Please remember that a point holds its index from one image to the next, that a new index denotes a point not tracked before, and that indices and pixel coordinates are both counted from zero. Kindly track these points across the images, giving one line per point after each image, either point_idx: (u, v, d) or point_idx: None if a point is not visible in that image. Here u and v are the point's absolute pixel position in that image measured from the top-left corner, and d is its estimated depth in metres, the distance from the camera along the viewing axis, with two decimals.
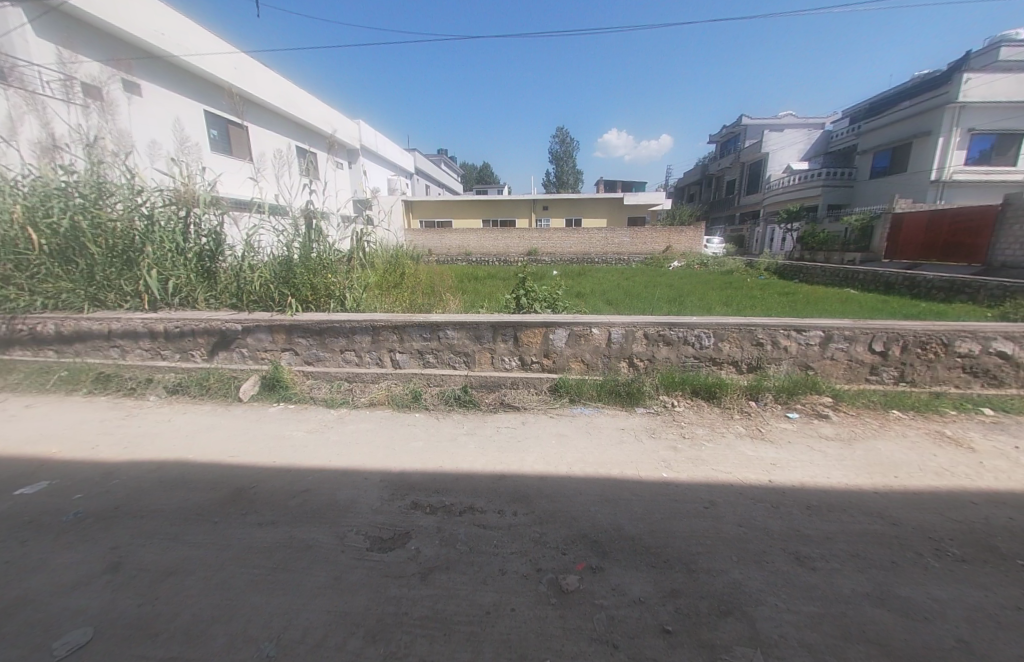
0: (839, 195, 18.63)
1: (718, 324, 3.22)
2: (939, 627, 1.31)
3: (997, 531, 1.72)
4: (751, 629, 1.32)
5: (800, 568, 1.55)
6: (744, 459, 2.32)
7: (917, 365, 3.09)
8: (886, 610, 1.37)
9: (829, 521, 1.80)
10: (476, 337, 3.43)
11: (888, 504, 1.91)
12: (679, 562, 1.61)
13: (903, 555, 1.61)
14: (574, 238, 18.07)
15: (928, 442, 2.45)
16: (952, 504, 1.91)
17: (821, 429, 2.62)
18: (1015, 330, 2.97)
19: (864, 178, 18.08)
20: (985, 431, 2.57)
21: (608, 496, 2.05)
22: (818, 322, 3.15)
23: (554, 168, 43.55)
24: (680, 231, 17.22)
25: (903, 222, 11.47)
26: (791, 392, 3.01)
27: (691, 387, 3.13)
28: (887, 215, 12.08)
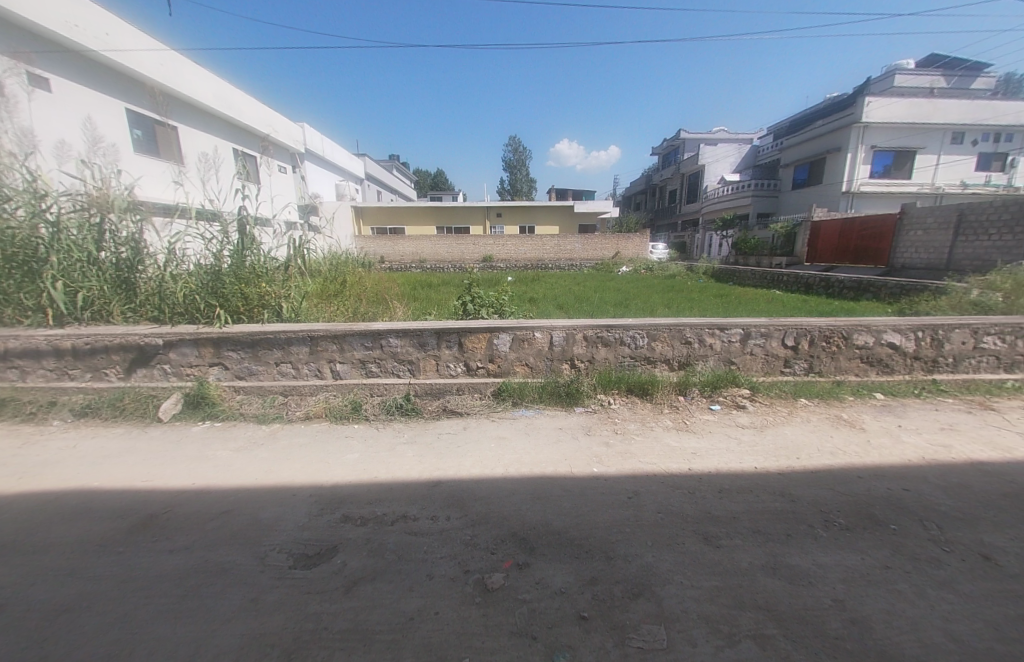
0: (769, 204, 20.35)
1: (649, 325, 3.41)
2: (819, 589, 1.46)
3: (876, 501, 1.95)
4: (659, 607, 1.41)
5: (707, 547, 1.67)
6: (668, 450, 2.46)
7: (823, 357, 3.43)
8: (776, 578, 1.51)
9: (737, 502, 1.95)
10: (419, 344, 3.40)
11: (790, 483, 2.11)
12: (600, 550, 1.69)
13: (796, 527, 1.78)
14: (528, 245, 18.43)
15: (827, 425, 2.73)
16: (843, 479, 2.13)
17: (739, 419, 2.84)
18: (901, 323, 3.36)
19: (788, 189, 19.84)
20: (875, 413, 2.90)
21: (539, 494, 2.11)
22: (738, 321, 3.42)
23: (510, 176, 44.19)
24: (627, 237, 18.05)
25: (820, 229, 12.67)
26: (714, 386, 3.25)
27: (626, 385, 3.30)
28: (807, 223, 13.33)
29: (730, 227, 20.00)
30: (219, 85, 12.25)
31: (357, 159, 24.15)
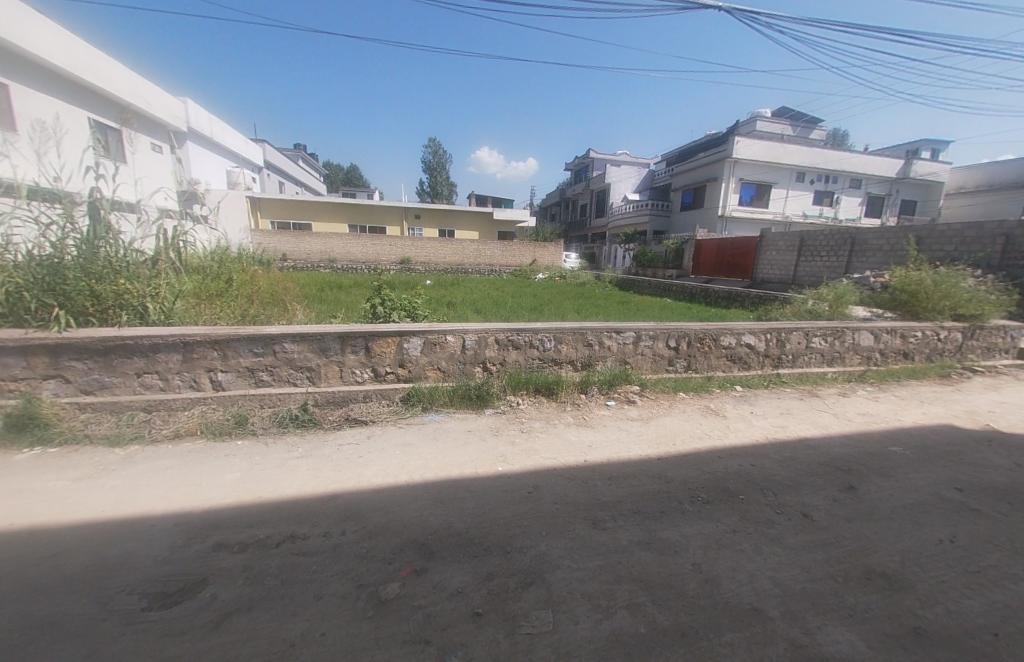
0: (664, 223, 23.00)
1: (556, 328, 3.62)
2: (683, 556, 1.68)
3: (731, 476, 2.31)
4: (548, 592, 1.50)
5: (595, 530, 1.82)
6: (568, 445, 2.64)
7: (699, 356, 3.97)
8: (650, 551, 1.70)
9: (622, 487, 2.17)
10: (320, 349, 3.16)
11: (666, 466, 2.40)
12: (497, 546, 1.74)
13: (669, 505, 2.03)
14: (447, 248, 18.28)
15: (699, 414, 3.17)
16: (708, 460, 2.49)
17: (629, 413, 3.16)
18: (755, 327, 4.03)
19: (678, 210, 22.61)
20: (734, 402, 3.45)
21: (442, 497, 2.10)
22: (631, 325, 3.80)
23: (430, 179, 43.52)
24: (544, 246, 18.93)
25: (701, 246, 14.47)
26: (610, 383, 3.57)
27: (534, 386, 3.46)
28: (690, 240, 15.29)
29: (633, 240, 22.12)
30: (67, 42, 10.13)
31: (254, 145, 21.70)
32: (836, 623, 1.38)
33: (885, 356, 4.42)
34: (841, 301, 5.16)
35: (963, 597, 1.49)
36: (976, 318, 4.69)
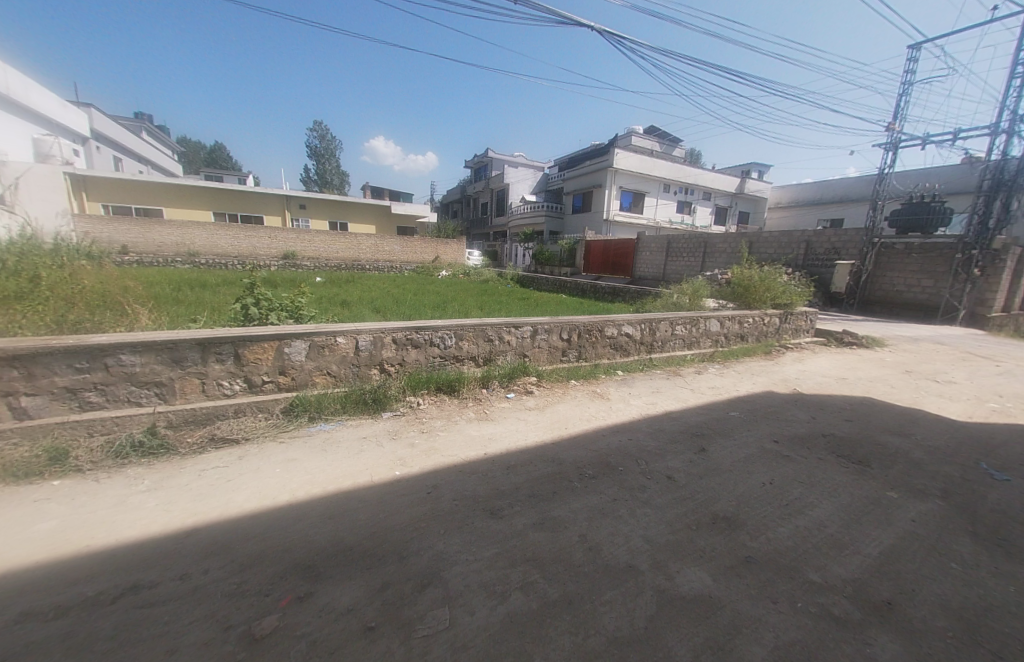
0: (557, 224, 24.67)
1: (456, 325, 3.60)
2: (571, 530, 1.83)
3: (613, 451, 2.59)
4: (445, 590, 1.49)
5: (492, 520, 1.88)
6: (468, 440, 2.67)
7: (588, 346, 4.34)
8: (543, 530, 1.81)
9: (519, 475, 2.27)
10: (172, 360, 2.65)
11: (559, 449, 2.58)
12: (393, 553, 1.68)
13: (560, 485, 2.18)
14: (340, 243, 16.92)
15: (588, 399, 3.48)
16: (594, 439, 2.75)
17: (526, 403, 3.31)
18: (633, 318, 4.56)
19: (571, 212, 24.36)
20: (617, 385, 3.86)
21: (331, 513, 1.94)
22: (528, 320, 3.98)
23: (317, 166, 39.64)
24: (445, 243, 18.83)
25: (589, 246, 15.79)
26: (509, 376, 3.70)
27: (435, 385, 3.40)
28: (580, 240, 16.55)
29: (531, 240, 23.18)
30: None
31: (74, 107, 17.20)
32: (690, 565, 1.64)
33: (728, 339, 5.38)
34: (697, 294, 6.11)
35: (777, 526, 1.90)
36: (787, 306, 5.98)
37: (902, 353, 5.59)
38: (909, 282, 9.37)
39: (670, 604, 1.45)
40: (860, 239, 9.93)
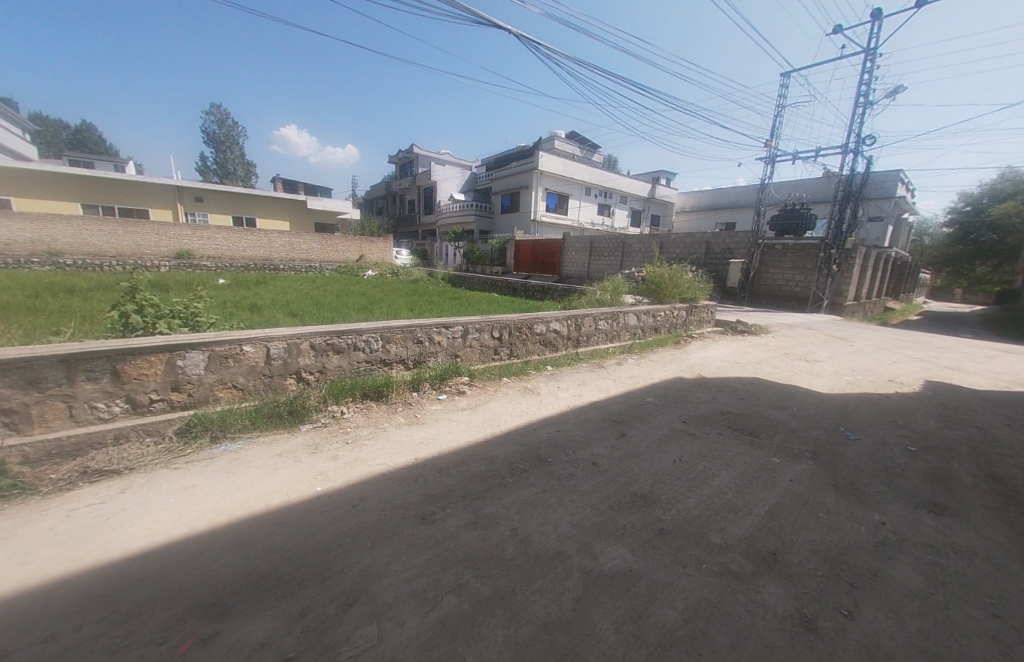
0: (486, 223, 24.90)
1: (382, 327, 3.45)
2: (503, 525, 1.86)
3: (544, 444, 2.68)
4: (373, 605, 1.43)
5: (424, 526, 1.84)
6: (397, 447, 2.58)
7: (518, 343, 4.43)
8: (475, 530, 1.82)
9: (450, 477, 2.25)
10: (23, 381, 2.17)
11: (491, 447, 2.61)
12: (315, 575, 1.56)
13: (493, 482, 2.21)
14: (248, 241, 15.29)
15: (519, 395, 3.56)
16: (525, 433, 2.82)
17: (458, 404, 3.29)
18: (561, 315, 4.75)
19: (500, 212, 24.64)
20: (547, 380, 4.01)
21: (241, 541, 1.75)
22: (458, 319, 3.95)
23: (216, 154, 35.27)
24: (370, 241, 18.05)
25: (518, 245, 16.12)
26: (441, 378, 3.64)
27: (360, 391, 3.23)
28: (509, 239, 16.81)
29: (461, 239, 23.02)
30: None
31: None
32: (613, 543, 1.76)
33: (645, 331, 5.85)
34: (617, 291, 6.55)
35: (685, 498, 2.13)
36: (692, 300, 6.68)
37: (781, 338, 6.55)
38: (785, 277, 11.02)
39: (596, 583, 1.54)
40: (748, 241, 11.41)
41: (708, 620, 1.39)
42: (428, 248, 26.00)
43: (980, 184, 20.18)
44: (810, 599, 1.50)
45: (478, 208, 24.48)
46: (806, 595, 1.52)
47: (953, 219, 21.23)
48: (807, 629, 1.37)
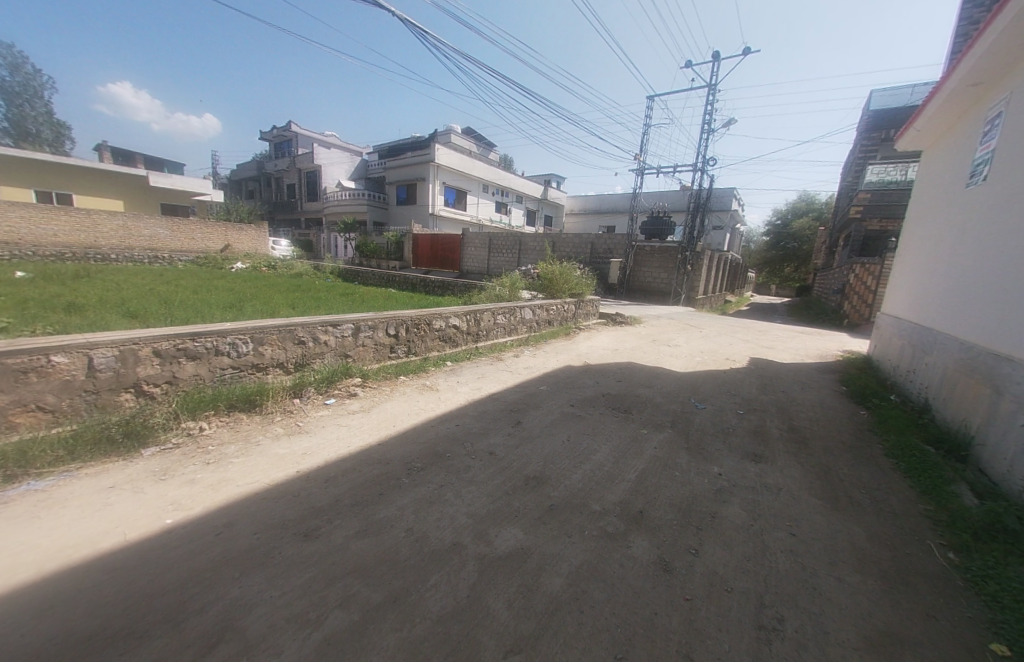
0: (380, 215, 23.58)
1: (253, 328, 3.03)
2: (397, 527, 1.80)
3: (441, 439, 2.67)
4: (241, 640, 1.25)
5: (307, 542, 1.68)
6: (275, 461, 2.30)
7: (416, 340, 4.31)
8: (366, 537, 1.73)
9: (338, 486, 2.09)
10: None
11: (385, 449, 2.50)
12: (163, 621, 1.31)
13: (387, 485, 2.12)
14: (62, 222, 11.96)
15: (415, 393, 3.47)
16: (422, 431, 2.77)
17: (350, 407, 3.08)
18: (460, 310, 4.75)
19: (395, 204, 23.52)
20: (446, 376, 3.98)
21: (49, 600, 1.37)
22: (348, 317, 3.67)
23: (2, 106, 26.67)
24: (238, 229, 15.68)
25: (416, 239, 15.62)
26: (329, 380, 3.35)
27: (227, 402, 2.79)
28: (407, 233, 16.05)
29: (351, 230, 21.23)
30: None
31: None
32: (506, 526, 1.85)
33: (539, 324, 6.21)
34: (514, 287, 6.79)
35: (572, 474, 2.32)
36: (580, 295, 7.28)
37: (651, 326, 7.58)
38: (653, 275, 12.73)
39: (490, 566, 1.60)
40: (624, 243, 12.87)
41: (589, 580, 1.55)
42: (314, 239, 23.61)
43: (785, 203, 25.92)
44: (667, 546, 1.78)
45: (371, 199, 23.08)
46: (664, 542, 1.80)
47: (769, 230, 26.91)
48: (665, 571, 1.63)
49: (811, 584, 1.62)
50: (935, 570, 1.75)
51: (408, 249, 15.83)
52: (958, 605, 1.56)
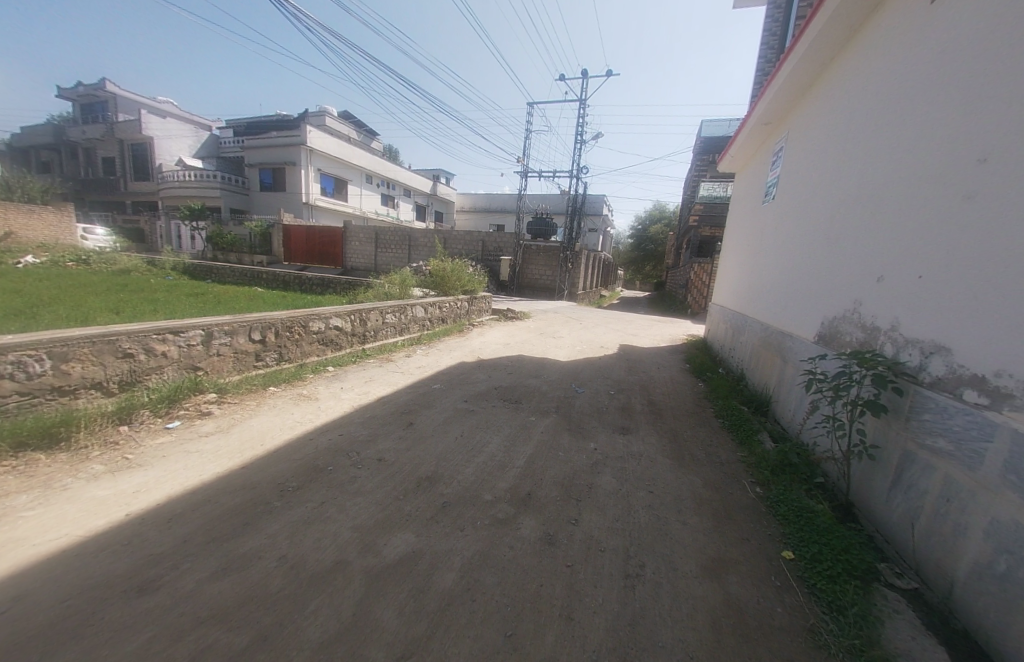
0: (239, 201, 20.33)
1: (50, 340, 2.35)
2: (268, 557, 1.60)
3: (321, 453, 2.44)
4: None
5: (144, 597, 1.38)
6: (91, 507, 1.82)
7: (289, 345, 3.84)
8: (225, 577, 1.49)
9: (188, 523, 1.77)
10: None
11: (251, 472, 2.19)
12: None
13: (253, 513, 1.86)
14: None
15: (289, 404, 3.11)
16: (298, 446, 2.50)
17: (202, 429, 2.60)
18: (341, 310, 4.37)
19: (258, 190, 20.50)
20: (326, 383, 3.65)
21: None
22: (194, 321, 3.09)
23: None
24: (23, 212, 11.95)
25: (287, 232, 13.91)
26: (172, 399, 2.78)
27: (11, 439, 2.11)
28: (275, 225, 14.17)
29: (199, 218, 17.84)
30: None
31: None
32: (396, 533, 1.79)
33: (432, 322, 6.10)
34: (404, 284, 6.54)
35: (465, 469, 2.36)
36: (471, 292, 7.36)
37: (539, 321, 8.08)
38: (540, 272, 13.56)
39: (378, 577, 1.53)
40: (512, 241, 13.46)
41: (479, 569, 1.60)
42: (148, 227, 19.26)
43: (645, 210, 30.05)
44: (551, 521, 1.94)
45: (226, 182, 19.73)
46: (548, 519, 1.96)
47: (633, 233, 30.92)
48: (549, 545, 1.77)
49: (664, 531, 1.93)
50: (747, 502, 2.25)
51: (279, 242, 14.01)
52: (761, 527, 2.03)
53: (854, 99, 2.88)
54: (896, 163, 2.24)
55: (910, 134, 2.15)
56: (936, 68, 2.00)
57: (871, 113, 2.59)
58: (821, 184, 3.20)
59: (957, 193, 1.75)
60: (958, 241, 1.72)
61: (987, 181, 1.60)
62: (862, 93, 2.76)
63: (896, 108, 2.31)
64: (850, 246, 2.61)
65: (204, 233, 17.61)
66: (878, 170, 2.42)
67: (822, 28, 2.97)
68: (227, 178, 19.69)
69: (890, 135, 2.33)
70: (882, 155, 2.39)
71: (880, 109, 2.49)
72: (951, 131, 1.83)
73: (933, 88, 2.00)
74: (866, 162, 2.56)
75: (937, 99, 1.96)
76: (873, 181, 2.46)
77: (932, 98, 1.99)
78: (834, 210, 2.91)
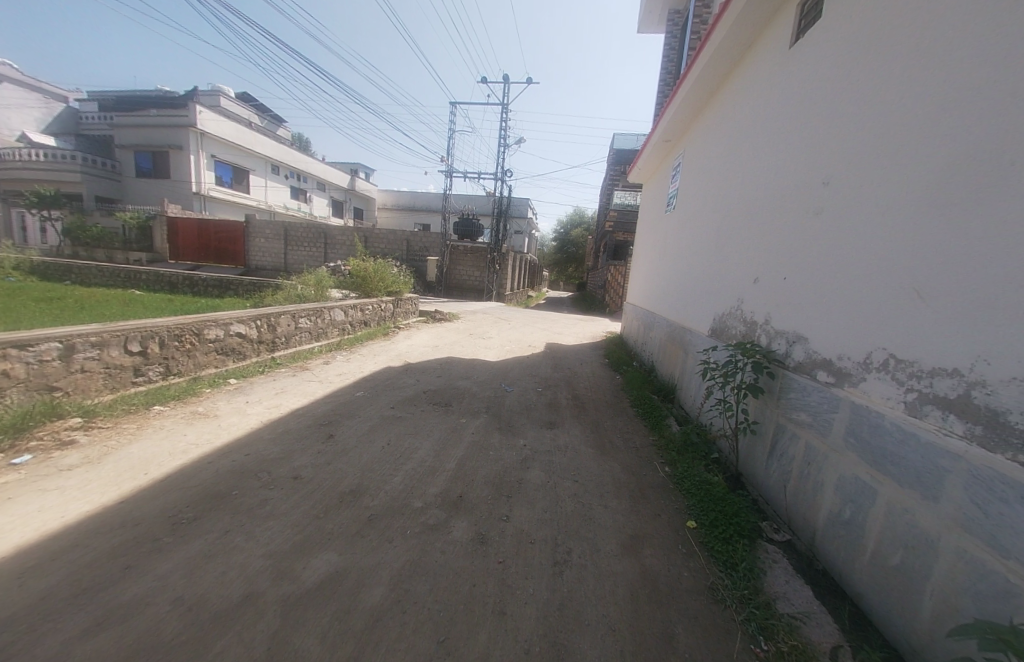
0: (105, 188, 17.15)
1: None
2: (160, 600, 1.40)
3: (225, 476, 2.18)
4: None
5: None
6: None
7: (178, 356, 3.34)
8: (102, 632, 1.26)
9: (46, 576, 1.46)
10: None
11: (134, 506, 1.88)
12: None
13: (138, 553, 1.60)
14: None
15: (182, 424, 2.71)
16: (194, 471, 2.20)
17: (63, 462, 2.15)
18: (242, 315, 3.91)
19: (132, 176, 17.48)
20: (228, 397, 3.25)
21: None
22: (46, 332, 2.55)
23: None
24: None
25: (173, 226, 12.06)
26: (16, 429, 2.26)
27: None
28: (157, 218, 12.21)
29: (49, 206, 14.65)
30: None
31: None
32: (317, 554, 1.67)
33: (353, 326, 5.76)
34: (320, 285, 6.08)
35: (393, 479, 2.27)
36: (395, 293, 7.08)
37: (467, 322, 8.07)
38: (467, 273, 13.51)
39: (297, 604, 1.42)
40: (439, 242, 13.24)
41: (411, 579, 1.57)
42: None
43: (566, 215, 31.60)
44: (482, 520, 1.96)
45: (87, 164, 16.50)
46: (480, 518, 1.98)
47: (556, 236, 32.33)
48: (481, 544, 1.80)
49: (588, 517, 2.07)
50: (658, 482, 2.50)
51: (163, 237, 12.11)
52: (669, 503, 2.28)
53: (733, 125, 3.36)
54: (766, 181, 2.65)
55: (777, 157, 2.55)
56: (794, 105, 2.42)
57: (748, 138, 3.04)
58: (711, 196, 3.66)
59: (810, 209, 2.14)
60: (813, 248, 2.09)
61: (831, 199, 1.98)
62: (740, 120, 3.23)
63: (766, 135, 2.74)
64: (734, 250, 3.04)
65: (57, 225, 14.51)
66: (752, 186, 2.85)
67: (711, 59, 3.38)
68: (91, 160, 16.51)
69: (761, 157, 2.76)
70: (755, 173, 2.83)
71: (754, 134, 2.94)
72: (806, 157, 2.23)
73: (794, 120, 2.40)
74: (744, 180, 3.00)
75: (797, 129, 2.35)
76: (749, 196, 2.89)
77: (793, 129, 2.40)
78: (720, 220, 3.36)
